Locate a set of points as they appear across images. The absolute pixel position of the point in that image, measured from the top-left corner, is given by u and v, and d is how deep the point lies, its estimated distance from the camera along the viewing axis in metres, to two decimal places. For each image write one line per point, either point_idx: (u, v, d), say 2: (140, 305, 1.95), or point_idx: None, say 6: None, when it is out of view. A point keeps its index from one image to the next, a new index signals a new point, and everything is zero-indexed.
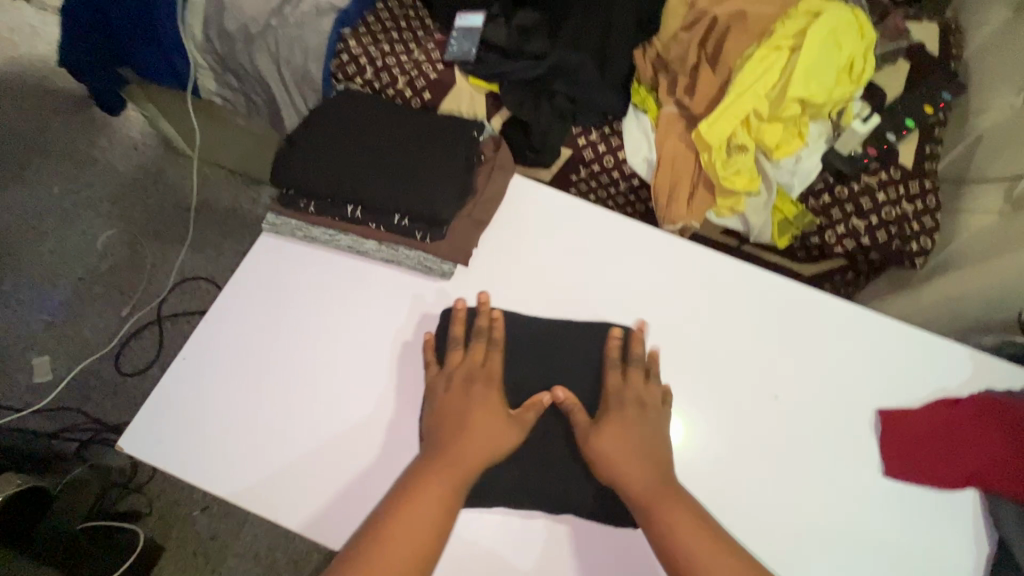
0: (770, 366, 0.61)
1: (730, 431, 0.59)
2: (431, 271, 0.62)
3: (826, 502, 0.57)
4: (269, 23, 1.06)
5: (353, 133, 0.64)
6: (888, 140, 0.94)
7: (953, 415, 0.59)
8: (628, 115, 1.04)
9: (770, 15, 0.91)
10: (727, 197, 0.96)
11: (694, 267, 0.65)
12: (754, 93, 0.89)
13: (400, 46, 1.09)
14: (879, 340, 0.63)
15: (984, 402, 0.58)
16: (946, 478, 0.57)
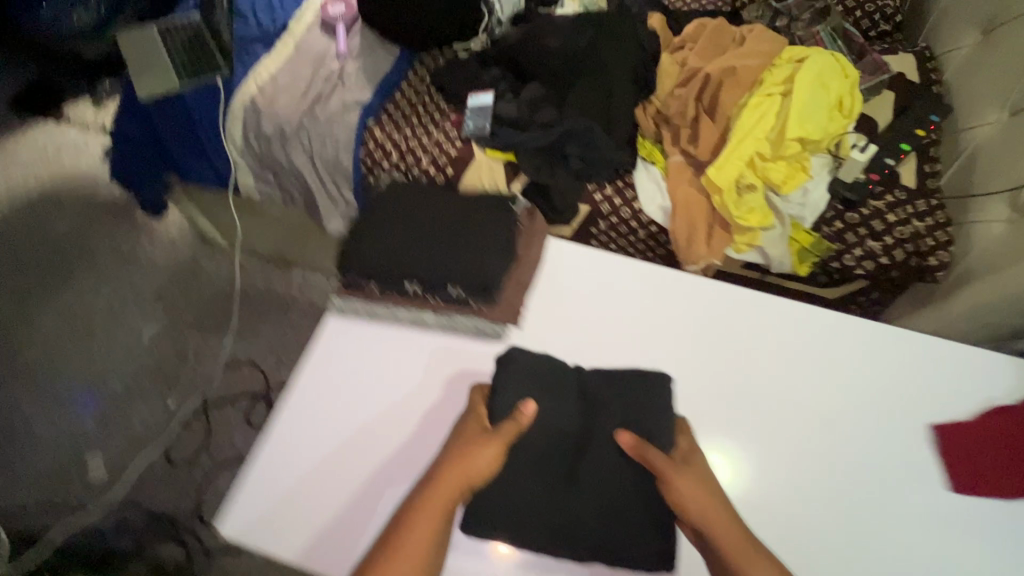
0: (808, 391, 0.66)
1: (780, 458, 0.63)
2: (487, 333, 0.69)
3: (881, 519, 0.60)
4: (302, 123, 1.18)
5: (410, 216, 0.74)
6: (888, 165, 1.00)
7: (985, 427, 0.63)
8: (638, 168, 1.11)
9: (758, 66, 1.00)
10: (743, 233, 1.02)
11: (724, 306, 0.71)
12: (753, 138, 0.96)
13: (421, 129, 1.20)
14: (898, 358, 0.68)
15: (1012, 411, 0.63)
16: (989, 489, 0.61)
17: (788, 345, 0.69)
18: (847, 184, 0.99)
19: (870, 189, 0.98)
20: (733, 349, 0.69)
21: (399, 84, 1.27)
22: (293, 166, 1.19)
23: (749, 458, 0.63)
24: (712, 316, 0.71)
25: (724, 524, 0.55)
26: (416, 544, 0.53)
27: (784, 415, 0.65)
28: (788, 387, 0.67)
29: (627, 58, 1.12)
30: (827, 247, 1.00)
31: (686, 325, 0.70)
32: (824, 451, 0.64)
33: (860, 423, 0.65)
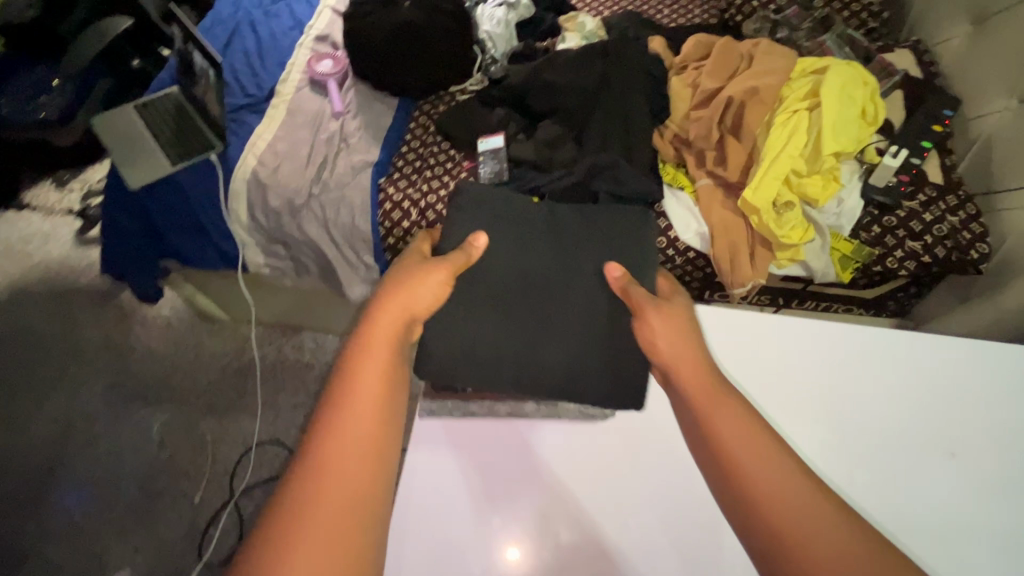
0: (872, 405, 0.71)
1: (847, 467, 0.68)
2: (595, 416, 0.68)
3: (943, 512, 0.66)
4: (312, 192, 1.13)
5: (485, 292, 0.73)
6: (915, 164, 1.01)
7: None
8: (666, 195, 1.09)
9: (777, 83, 1.00)
10: (786, 249, 1.01)
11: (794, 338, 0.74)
12: (787, 155, 0.96)
13: (436, 182, 1.15)
14: (995, 371, 0.72)
15: None
16: None
17: (884, 358, 0.74)
18: (880, 189, 0.99)
19: (904, 191, 0.99)
20: (832, 362, 0.74)
21: (404, 137, 1.23)
22: (307, 238, 1.13)
23: (848, 454, 0.69)
24: (815, 340, 0.74)
25: (744, 438, 0.52)
26: (362, 408, 0.49)
27: (877, 415, 0.71)
28: (879, 390, 0.72)
29: (638, 86, 1.11)
30: (868, 253, 1.00)
31: (784, 345, 0.74)
32: (918, 447, 0.69)
33: (950, 424, 0.70)
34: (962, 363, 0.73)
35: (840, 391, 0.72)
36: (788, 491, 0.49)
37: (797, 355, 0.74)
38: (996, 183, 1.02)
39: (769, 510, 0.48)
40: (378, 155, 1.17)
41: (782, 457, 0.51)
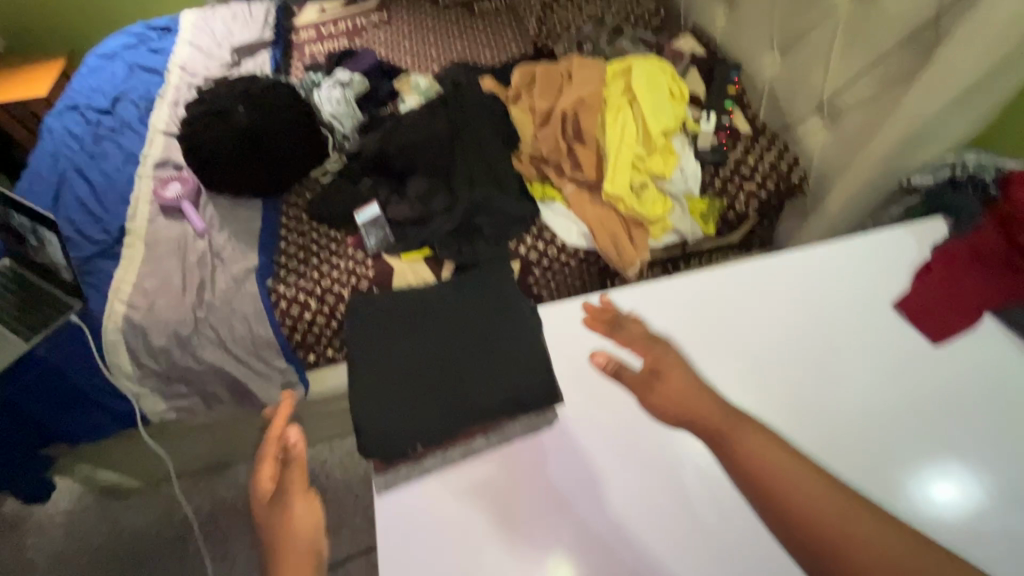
0: (810, 321, 0.73)
1: (808, 396, 0.67)
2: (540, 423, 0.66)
3: (919, 397, 0.67)
4: (198, 316, 1.07)
5: (412, 336, 0.74)
6: (726, 123, 1.19)
7: (982, 256, 0.73)
8: (541, 209, 1.18)
9: (597, 88, 1.14)
10: (655, 223, 1.13)
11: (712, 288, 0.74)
12: (625, 147, 1.09)
13: (325, 266, 1.15)
14: (877, 272, 0.77)
15: (989, 241, 0.73)
16: (969, 316, 0.71)
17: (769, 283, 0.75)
18: (706, 150, 1.16)
19: (724, 147, 1.17)
20: (732, 296, 0.74)
21: (279, 233, 1.22)
22: (207, 365, 1.07)
23: (783, 395, 0.67)
24: (692, 280, 0.75)
25: (824, 498, 0.55)
26: None
27: (790, 341, 0.71)
28: (770, 316, 0.73)
29: (483, 125, 1.21)
30: (719, 205, 1.16)
31: (706, 298, 0.74)
32: (839, 356, 0.70)
33: (852, 339, 0.72)
34: (851, 260, 0.77)
35: (734, 326, 0.72)
36: (782, 468, 0.57)
37: (683, 306, 0.73)
38: (789, 118, 1.22)
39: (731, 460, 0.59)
40: (258, 259, 1.15)
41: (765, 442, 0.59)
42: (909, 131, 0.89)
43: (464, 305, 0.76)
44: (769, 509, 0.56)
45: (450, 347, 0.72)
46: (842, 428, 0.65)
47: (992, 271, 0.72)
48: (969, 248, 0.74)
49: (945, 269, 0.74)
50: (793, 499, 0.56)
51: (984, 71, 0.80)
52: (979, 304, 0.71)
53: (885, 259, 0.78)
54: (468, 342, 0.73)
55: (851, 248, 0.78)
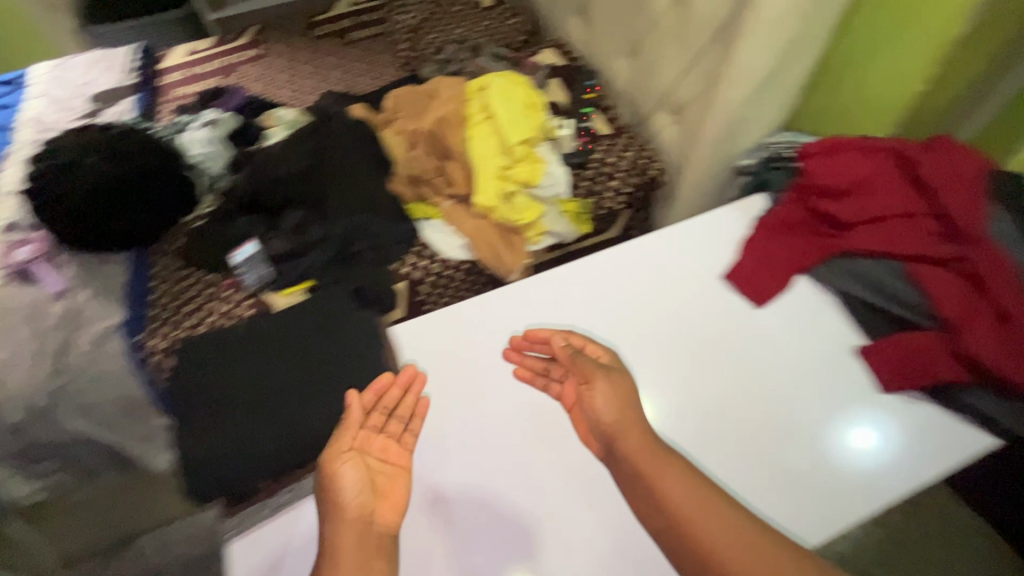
0: (667, 302, 0.80)
1: (681, 380, 0.73)
2: None
3: (783, 357, 0.75)
4: (58, 385, 1.02)
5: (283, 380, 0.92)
6: (585, 127, 1.27)
7: (800, 221, 0.81)
8: (420, 228, 1.21)
9: (458, 106, 1.18)
10: (529, 228, 1.18)
11: (562, 289, 0.82)
12: (488, 160, 1.13)
13: (201, 311, 1.10)
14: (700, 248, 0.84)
15: (805, 206, 0.81)
16: (785, 279, 0.79)
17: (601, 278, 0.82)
18: (571, 154, 1.22)
19: (587, 149, 1.23)
20: (591, 293, 0.81)
21: (149, 284, 1.16)
22: (73, 431, 1.06)
23: (661, 382, 0.73)
24: (543, 287, 0.82)
25: (725, 532, 0.58)
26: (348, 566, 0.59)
27: (657, 326, 0.78)
28: (607, 308, 0.80)
29: (355, 152, 1.22)
30: (590, 203, 1.22)
31: (556, 300, 0.81)
32: (713, 336, 0.77)
33: (678, 316, 0.79)
34: (702, 235, 0.85)
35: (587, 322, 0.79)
36: (693, 492, 0.61)
37: (542, 310, 0.81)
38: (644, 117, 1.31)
39: (651, 487, 0.62)
40: (125, 316, 1.09)
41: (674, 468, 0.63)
42: (726, 122, 0.99)
43: (328, 351, 0.96)
44: (678, 536, 0.60)
45: (314, 386, 0.87)
46: (727, 403, 0.72)
47: (802, 237, 0.80)
48: (781, 221, 0.81)
49: (761, 243, 0.81)
50: (693, 513, 0.60)
51: (774, 62, 0.89)
52: (800, 266, 0.79)
53: (726, 232, 0.85)
54: (328, 380, 0.84)
55: (701, 225, 0.86)
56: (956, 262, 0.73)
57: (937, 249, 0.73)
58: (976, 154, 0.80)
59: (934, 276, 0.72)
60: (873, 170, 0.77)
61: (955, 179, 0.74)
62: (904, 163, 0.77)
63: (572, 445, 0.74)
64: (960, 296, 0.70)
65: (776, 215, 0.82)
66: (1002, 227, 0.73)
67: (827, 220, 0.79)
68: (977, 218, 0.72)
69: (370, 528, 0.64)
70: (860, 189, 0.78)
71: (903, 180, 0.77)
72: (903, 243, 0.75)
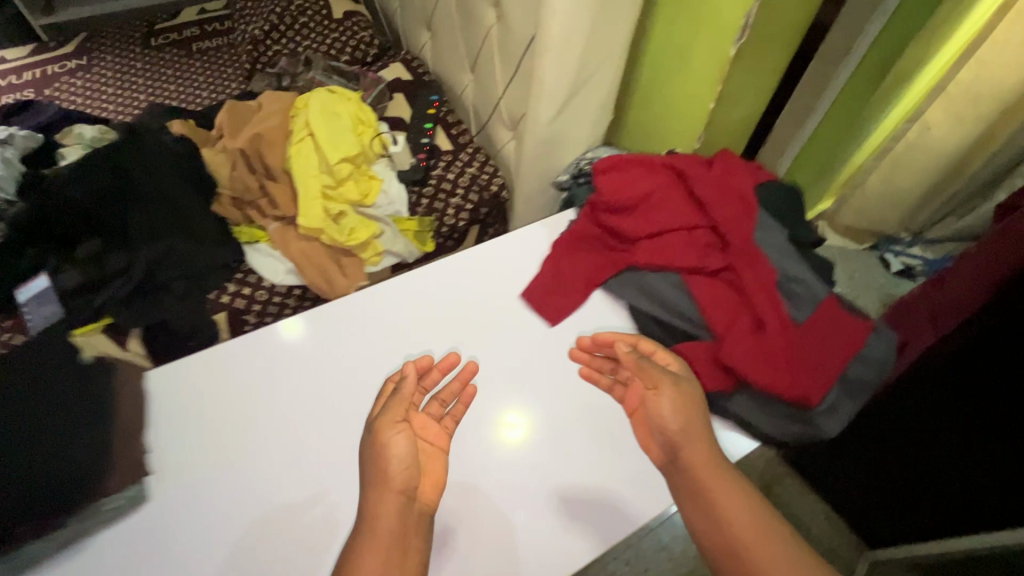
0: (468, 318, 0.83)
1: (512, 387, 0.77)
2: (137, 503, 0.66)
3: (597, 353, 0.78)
4: None
5: None
6: (425, 143, 1.24)
7: (591, 238, 0.83)
8: (247, 252, 1.12)
9: (279, 122, 1.10)
10: (365, 249, 1.13)
11: (359, 318, 0.82)
12: (310, 177, 1.06)
13: None
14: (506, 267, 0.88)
15: (593, 224, 0.82)
16: (579, 296, 0.81)
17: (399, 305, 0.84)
18: (408, 170, 1.19)
19: (425, 165, 1.20)
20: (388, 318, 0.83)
21: None
22: None
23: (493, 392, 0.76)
24: (337, 317, 0.82)
25: (747, 527, 0.56)
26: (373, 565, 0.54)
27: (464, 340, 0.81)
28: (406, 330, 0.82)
29: (167, 172, 1.11)
30: (430, 221, 1.19)
31: (350, 328, 0.82)
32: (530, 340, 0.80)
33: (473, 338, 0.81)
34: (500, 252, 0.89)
35: (382, 348, 0.80)
36: (734, 495, 0.59)
37: (335, 340, 0.80)
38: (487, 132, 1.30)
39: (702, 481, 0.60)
40: None
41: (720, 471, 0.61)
42: (542, 142, 0.98)
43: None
44: (689, 485, 0.61)
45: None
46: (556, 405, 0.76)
47: (594, 253, 0.82)
48: (576, 237, 0.83)
49: (556, 260, 0.83)
50: (732, 514, 0.57)
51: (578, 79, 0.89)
52: (591, 283, 0.81)
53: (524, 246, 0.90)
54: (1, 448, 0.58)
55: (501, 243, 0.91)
56: (725, 271, 0.76)
57: (709, 258, 0.76)
58: (752, 169, 0.86)
59: (703, 286, 0.75)
60: (652, 184, 0.80)
61: (720, 192, 0.78)
62: (679, 178, 0.80)
63: (597, 419, 0.74)
64: (722, 305, 0.73)
65: (572, 232, 0.83)
66: (765, 239, 0.78)
67: (614, 234, 0.81)
68: (741, 228, 0.76)
69: (412, 503, 0.61)
70: (641, 202, 0.80)
71: (682, 193, 0.80)
72: (681, 253, 0.76)
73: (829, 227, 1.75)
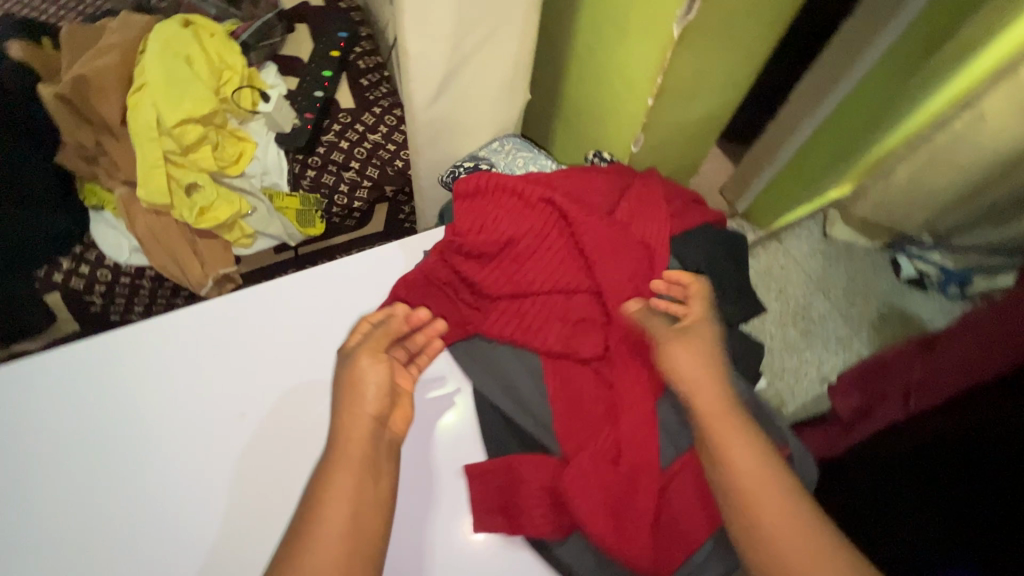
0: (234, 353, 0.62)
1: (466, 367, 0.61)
2: None
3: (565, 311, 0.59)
4: None
5: None
6: (319, 97, 0.98)
7: (438, 283, 0.60)
8: (91, 221, 0.94)
9: (116, 61, 0.86)
10: (230, 230, 0.94)
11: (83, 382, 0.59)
12: (148, 138, 0.84)
13: None
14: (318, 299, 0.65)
15: (441, 263, 0.60)
16: None
17: (215, 330, 0.62)
18: (291, 134, 0.95)
19: (311, 128, 0.96)
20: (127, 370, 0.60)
21: None
22: None
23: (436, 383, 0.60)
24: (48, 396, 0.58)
25: (755, 475, 0.45)
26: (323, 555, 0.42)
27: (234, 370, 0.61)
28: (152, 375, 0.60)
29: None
30: (316, 199, 0.98)
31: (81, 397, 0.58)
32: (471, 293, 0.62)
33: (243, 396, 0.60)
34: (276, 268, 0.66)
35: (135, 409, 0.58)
36: (740, 446, 0.46)
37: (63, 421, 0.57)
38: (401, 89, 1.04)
39: (704, 423, 0.48)
40: None
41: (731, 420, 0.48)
42: (426, 129, 0.74)
43: None
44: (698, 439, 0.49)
45: None
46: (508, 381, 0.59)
47: (447, 302, 0.61)
48: (427, 279, 0.60)
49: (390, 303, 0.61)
50: (735, 462, 0.46)
51: (470, 50, 0.65)
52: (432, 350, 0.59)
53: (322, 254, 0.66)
54: None
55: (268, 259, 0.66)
56: (599, 362, 0.57)
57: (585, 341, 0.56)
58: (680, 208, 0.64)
59: (563, 381, 0.56)
60: (522, 227, 0.59)
61: (615, 249, 0.56)
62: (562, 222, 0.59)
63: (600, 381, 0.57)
64: (585, 408, 0.55)
65: (422, 270, 0.60)
66: None
67: (470, 285, 0.60)
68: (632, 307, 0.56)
69: (383, 433, 0.51)
70: (506, 251, 0.59)
71: (567, 241, 0.58)
72: (544, 329, 0.57)
73: (843, 220, 1.12)
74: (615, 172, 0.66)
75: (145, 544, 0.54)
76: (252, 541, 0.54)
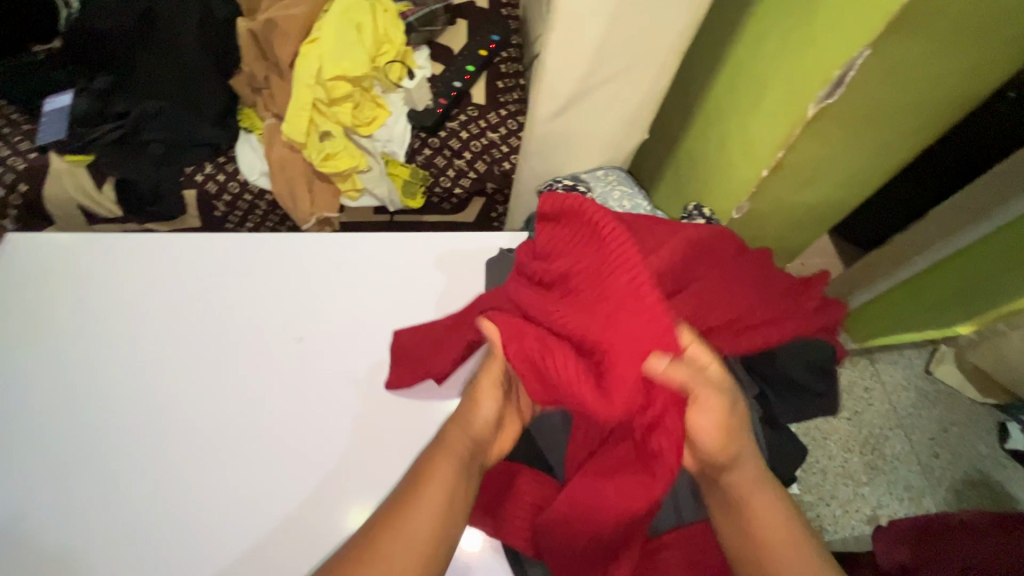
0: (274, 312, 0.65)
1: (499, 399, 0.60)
2: None
3: None
4: None
5: None
6: (456, 87, 1.06)
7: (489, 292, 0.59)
8: (239, 140, 1.08)
9: (302, 13, 0.98)
10: (344, 181, 1.03)
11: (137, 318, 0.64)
12: (305, 85, 0.95)
13: None
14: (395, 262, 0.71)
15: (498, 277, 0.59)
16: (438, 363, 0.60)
17: (250, 288, 0.67)
18: (421, 113, 1.04)
19: (440, 112, 1.04)
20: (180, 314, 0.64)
21: None
22: None
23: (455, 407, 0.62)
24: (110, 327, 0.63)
25: (788, 557, 0.42)
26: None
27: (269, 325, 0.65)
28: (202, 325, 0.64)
29: (191, 26, 1.06)
30: (423, 175, 1.05)
31: (138, 333, 0.63)
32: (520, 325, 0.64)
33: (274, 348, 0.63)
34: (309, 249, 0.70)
35: (190, 351, 0.63)
36: (768, 515, 0.44)
37: (123, 353, 0.62)
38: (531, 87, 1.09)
39: (733, 486, 0.46)
40: None
41: (761, 487, 0.45)
42: (540, 141, 0.78)
43: None
44: (721, 500, 0.46)
45: None
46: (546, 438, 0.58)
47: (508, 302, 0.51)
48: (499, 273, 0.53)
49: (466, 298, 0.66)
50: (761, 532, 0.44)
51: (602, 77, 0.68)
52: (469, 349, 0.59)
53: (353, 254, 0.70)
54: None
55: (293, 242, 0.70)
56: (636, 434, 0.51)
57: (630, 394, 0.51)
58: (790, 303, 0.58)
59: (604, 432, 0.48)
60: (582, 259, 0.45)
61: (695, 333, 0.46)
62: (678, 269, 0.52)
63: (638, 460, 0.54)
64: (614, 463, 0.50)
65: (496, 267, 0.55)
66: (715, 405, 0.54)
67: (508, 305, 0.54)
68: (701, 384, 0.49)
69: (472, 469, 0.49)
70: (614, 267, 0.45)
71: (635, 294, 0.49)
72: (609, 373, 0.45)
73: (954, 362, 1.05)
74: (734, 242, 0.61)
75: (195, 506, 0.55)
76: (276, 503, 0.55)
